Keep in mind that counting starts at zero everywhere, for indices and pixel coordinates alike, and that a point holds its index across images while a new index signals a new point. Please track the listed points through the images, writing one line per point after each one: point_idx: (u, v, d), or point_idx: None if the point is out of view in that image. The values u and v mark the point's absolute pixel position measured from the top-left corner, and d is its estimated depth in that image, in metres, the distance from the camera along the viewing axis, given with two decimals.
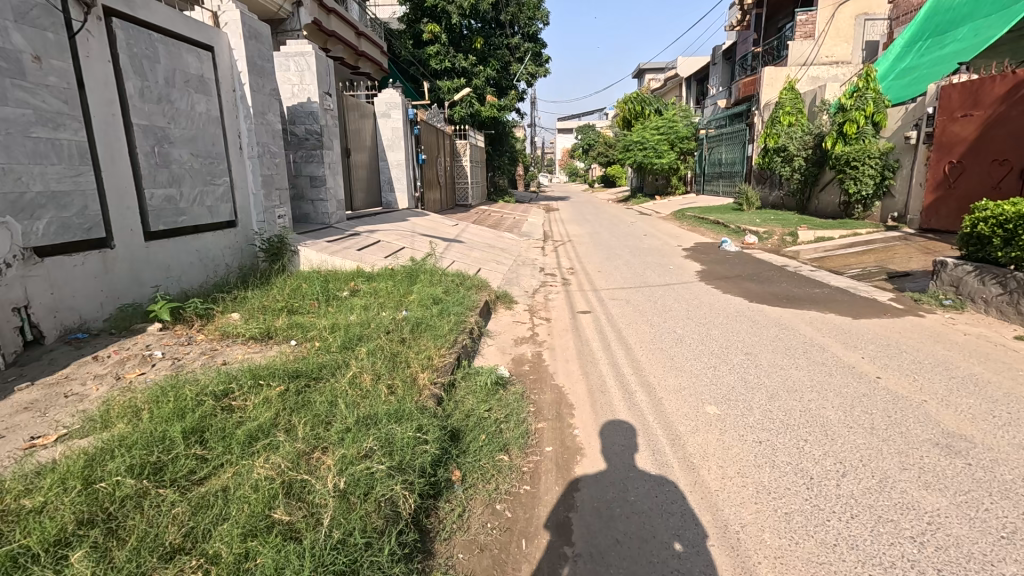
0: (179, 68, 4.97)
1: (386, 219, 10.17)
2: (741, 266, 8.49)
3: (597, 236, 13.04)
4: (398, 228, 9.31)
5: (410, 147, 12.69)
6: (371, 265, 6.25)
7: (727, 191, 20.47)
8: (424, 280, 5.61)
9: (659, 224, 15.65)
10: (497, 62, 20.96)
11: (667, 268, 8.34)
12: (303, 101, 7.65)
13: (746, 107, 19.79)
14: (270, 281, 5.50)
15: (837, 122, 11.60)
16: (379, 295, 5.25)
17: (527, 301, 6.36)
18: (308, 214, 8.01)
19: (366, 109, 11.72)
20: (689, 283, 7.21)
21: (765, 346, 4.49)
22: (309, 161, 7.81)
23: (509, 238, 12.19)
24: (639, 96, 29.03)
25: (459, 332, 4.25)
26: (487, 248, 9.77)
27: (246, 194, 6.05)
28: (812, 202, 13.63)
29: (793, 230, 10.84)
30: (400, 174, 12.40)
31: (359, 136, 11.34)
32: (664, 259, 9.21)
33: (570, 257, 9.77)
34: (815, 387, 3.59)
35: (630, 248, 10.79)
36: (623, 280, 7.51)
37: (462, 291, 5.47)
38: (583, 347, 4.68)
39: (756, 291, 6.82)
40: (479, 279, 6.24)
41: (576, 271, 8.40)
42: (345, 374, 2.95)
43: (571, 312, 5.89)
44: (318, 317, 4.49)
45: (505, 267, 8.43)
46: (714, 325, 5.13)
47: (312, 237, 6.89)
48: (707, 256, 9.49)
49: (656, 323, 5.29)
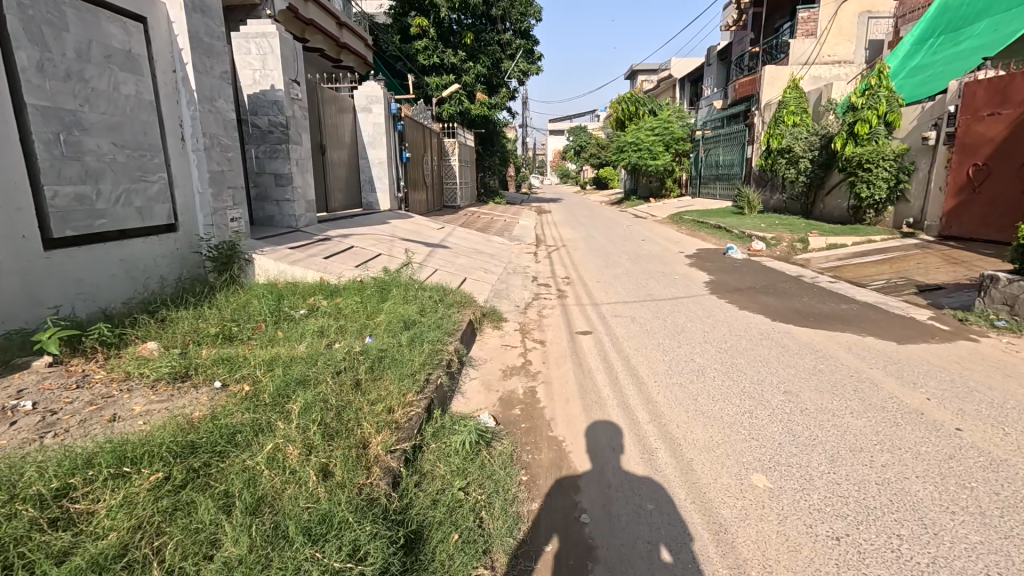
0: (96, 39, 4.08)
1: (364, 221, 9.30)
2: (752, 275, 7.75)
3: (593, 240, 12.23)
4: (376, 232, 8.44)
5: (393, 144, 11.84)
6: (338, 277, 5.40)
7: (725, 194, 19.82)
8: (397, 296, 4.77)
9: (656, 228, 14.91)
10: (487, 59, 20.16)
11: (672, 277, 7.57)
12: (266, 89, 6.77)
13: (745, 107, 19.16)
14: (213, 297, 4.63)
15: (848, 121, 10.94)
16: (341, 316, 4.40)
17: (517, 318, 5.56)
18: (272, 216, 7.13)
19: (345, 102, 10.84)
20: (698, 297, 6.45)
21: (804, 381, 3.72)
22: (273, 157, 6.94)
23: (499, 242, 11.36)
24: (633, 96, 28.38)
25: (434, 367, 3.41)
26: (474, 254, 8.93)
27: (189, 193, 5.17)
28: (818, 206, 12.98)
29: (802, 236, 10.14)
30: (382, 174, 11.53)
31: (336, 131, 10.45)
32: (667, 267, 8.45)
33: (565, 265, 8.99)
34: (885, 445, 2.82)
35: (629, 254, 10.00)
36: (625, 293, 6.72)
37: (441, 309, 4.64)
38: (585, 381, 3.87)
39: (776, 306, 6.06)
40: (462, 293, 5.41)
41: (572, 281, 7.61)
42: (262, 446, 2.11)
43: (569, 333, 5.08)
44: (259, 347, 3.62)
45: (493, 276, 7.61)
46: (737, 352, 4.36)
47: (272, 243, 6.01)
48: (714, 265, 8.73)
49: (668, 348, 4.51)
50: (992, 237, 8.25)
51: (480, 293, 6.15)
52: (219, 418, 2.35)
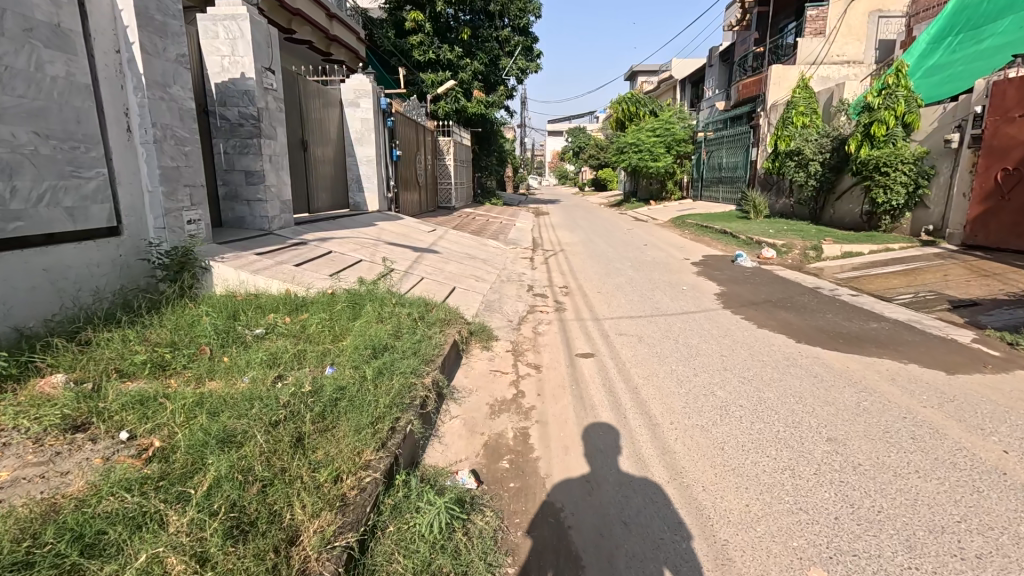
0: (13, 10, 3.44)
1: (347, 223, 8.65)
2: (766, 287, 7.14)
3: (593, 245, 11.62)
4: (359, 235, 7.80)
5: (383, 141, 11.20)
6: (307, 288, 4.76)
7: (728, 197, 19.26)
8: (370, 313, 4.13)
9: (658, 232, 14.31)
10: (484, 56, 19.58)
11: (679, 288, 6.97)
12: (236, 77, 6.12)
13: (750, 108, 18.61)
14: (156, 312, 3.99)
15: (863, 123, 10.38)
16: (304, 338, 3.76)
17: (510, 336, 4.93)
18: (243, 217, 6.48)
19: (331, 96, 10.21)
20: (710, 311, 5.84)
21: (849, 425, 3.11)
22: (243, 152, 6.31)
23: (493, 246, 10.73)
24: (634, 96, 27.82)
25: (404, 409, 2.78)
26: (466, 260, 8.31)
27: (137, 193, 4.52)
28: (828, 212, 12.42)
29: (816, 243, 9.55)
30: (370, 172, 10.89)
31: (320, 127, 9.81)
32: (674, 277, 7.84)
33: (563, 272, 8.38)
34: (973, 523, 2.21)
35: (632, 261, 9.39)
36: (630, 306, 6.10)
37: (420, 328, 4.01)
38: (587, 421, 3.25)
39: (797, 323, 5.46)
40: (448, 308, 4.79)
41: (570, 292, 6.99)
42: (133, 562, 1.49)
43: (567, 356, 4.46)
44: (195, 383, 2.98)
45: (484, 285, 6.98)
46: (763, 383, 3.75)
47: (237, 249, 5.38)
48: (723, 274, 8.12)
49: (683, 376, 3.89)
50: (1022, 247, 7.70)
51: (469, 308, 5.52)
52: (91, 505, 1.72)
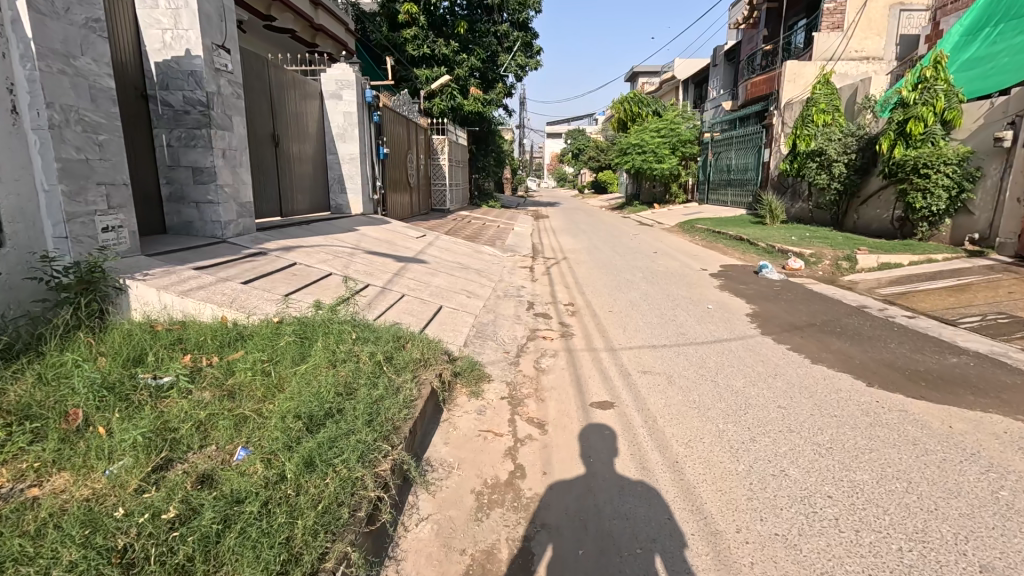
0: None
1: (323, 228, 7.64)
2: (804, 305, 6.15)
3: (599, 253, 10.61)
4: (334, 242, 6.79)
5: (368, 138, 10.20)
6: (249, 316, 3.74)
7: (738, 201, 18.31)
8: (320, 352, 3.12)
9: (667, 239, 13.30)
10: (481, 51, 18.69)
11: (705, 308, 5.98)
12: (180, 55, 5.11)
13: (762, 108, 17.68)
14: (31, 352, 2.97)
15: (896, 120, 9.43)
16: (225, 394, 2.76)
17: (505, 375, 3.93)
18: (191, 223, 5.48)
19: (310, 87, 9.21)
20: (747, 339, 4.85)
21: (1000, 538, 2.13)
22: (190, 146, 5.31)
23: (489, 254, 9.72)
24: (636, 96, 26.88)
25: (334, 537, 1.78)
26: (458, 272, 7.30)
27: (25, 192, 3.49)
28: (852, 217, 11.47)
29: (848, 252, 8.55)
30: (354, 171, 9.88)
31: (297, 121, 8.80)
32: (695, 293, 6.84)
33: (568, 286, 7.38)
34: None
35: (644, 272, 8.39)
36: (650, 331, 5.10)
37: (385, 375, 3.00)
38: (616, 525, 2.26)
39: (858, 354, 4.47)
40: (427, 340, 3.79)
41: (578, 311, 5.99)
42: None
43: (579, 406, 3.46)
44: (27, 485, 1.97)
45: (477, 303, 5.98)
46: (848, 457, 2.76)
47: (172, 263, 4.37)
48: (751, 290, 7.12)
49: (739, 445, 2.89)
50: None
51: (456, 337, 4.52)
52: None
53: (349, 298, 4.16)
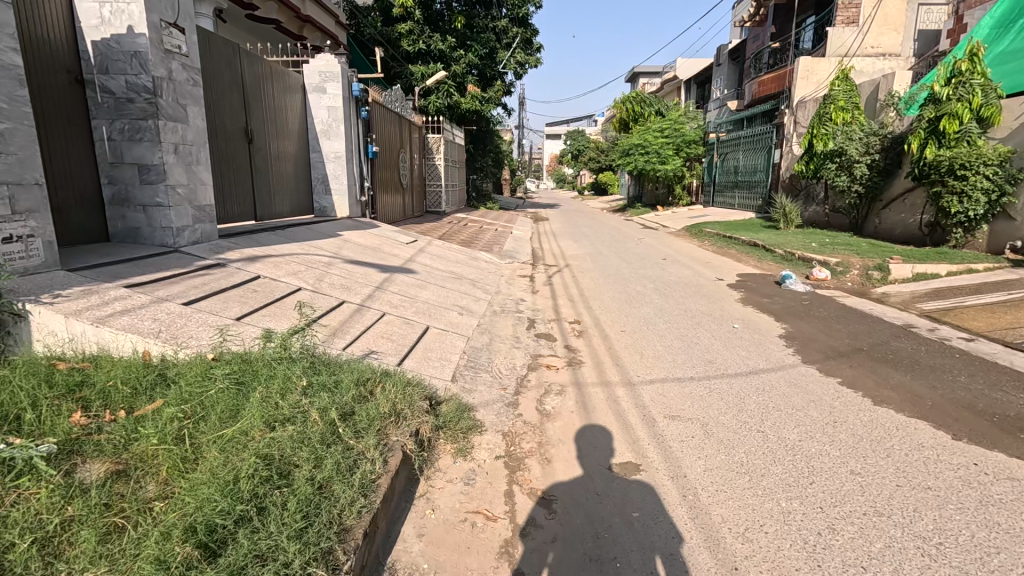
0: None
1: (300, 233, 6.88)
2: (842, 325, 5.40)
3: (604, 260, 9.84)
4: (310, 251, 6.02)
5: (356, 135, 9.44)
6: (178, 350, 2.97)
7: (746, 203, 17.57)
8: (255, 407, 2.35)
9: (675, 244, 12.56)
10: (479, 48, 18.00)
11: (730, 328, 5.23)
12: (121, 33, 4.37)
13: (772, 107, 16.97)
14: None
15: (927, 118, 8.70)
16: (114, 477, 2.01)
17: (501, 423, 3.17)
18: (138, 229, 4.71)
19: (291, 79, 8.44)
20: (787, 370, 4.09)
21: None
22: (134, 140, 4.54)
23: (485, 262, 8.94)
24: (639, 95, 26.17)
25: None
26: (450, 283, 6.55)
27: None
28: (874, 222, 10.75)
29: (879, 261, 7.81)
30: (339, 171, 9.10)
31: (276, 115, 8.04)
32: (715, 309, 6.07)
33: (572, 299, 6.61)
34: None
35: (655, 283, 7.64)
36: (672, 359, 4.35)
37: (339, 441, 2.23)
38: None
39: (925, 390, 3.72)
40: (405, 381, 3.01)
41: (584, 330, 5.23)
42: None
43: (595, 472, 2.69)
44: None
45: (469, 322, 5.21)
46: (972, 563, 2.01)
47: (96, 280, 3.60)
48: (777, 305, 6.35)
49: (818, 542, 2.13)
50: None
51: (442, 371, 3.76)
52: None
53: (309, 325, 3.39)
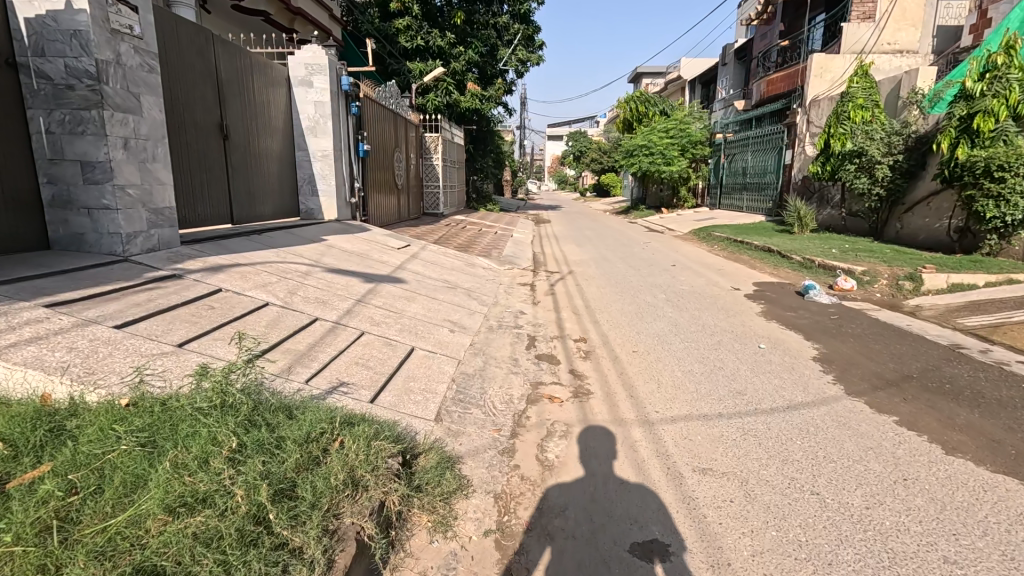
0: None
1: (280, 238, 6.29)
2: (882, 345, 4.77)
3: (609, 266, 9.23)
4: (286, 258, 5.43)
5: (345, 132, 8.84)
6: (87, 393, 2.36)
7: (755, 206, 16.96)
8: (158, 485, 1.74)
9: (683, 248, 11.97)
10: (480, 45, 17.41)
11: (757, 349, 4.62)
12: (58, 9, 3.79)
13: (783, 105, 16.38)
14: None
15: (957, 116, 8.11)
16: None
17: (494, 482, 2.55)
18: (82, 235, 4.12)
19: (275, 72, 7.86)
20: (832, 405, 3.47)
21: None
22: (75, 132, 3.95)
23: (482, 268, 8.33)
24: (643, 95, 25.58)
25: None
26: (442, 294, 5.95)
27: None
28: (896, 227, 10.09)
29: (910, 270, 7.18)
30: (327, 170, 8.50)
31: (258, 110, 7.45)
32: (736, 326, 5.45)
33: (577, 312, 5.99)
34: None
35: (665, 293, 7.03)
36: (695, 389, 3.74)
37: (265, 539, 1.67)
38: None
39: (1003, 432, 3.10)
40: (374, 430, 2.40)
41: (592, 352, 4.61)
42: None
43: (612, 556, 2.09)
44: None
45: (461, 340, 4.60)
46: None
47: (11, 297, 3.01)
48: (804, 320, 5.73)
49: None
50: None
51: (424, 410, 3.16)
52: None
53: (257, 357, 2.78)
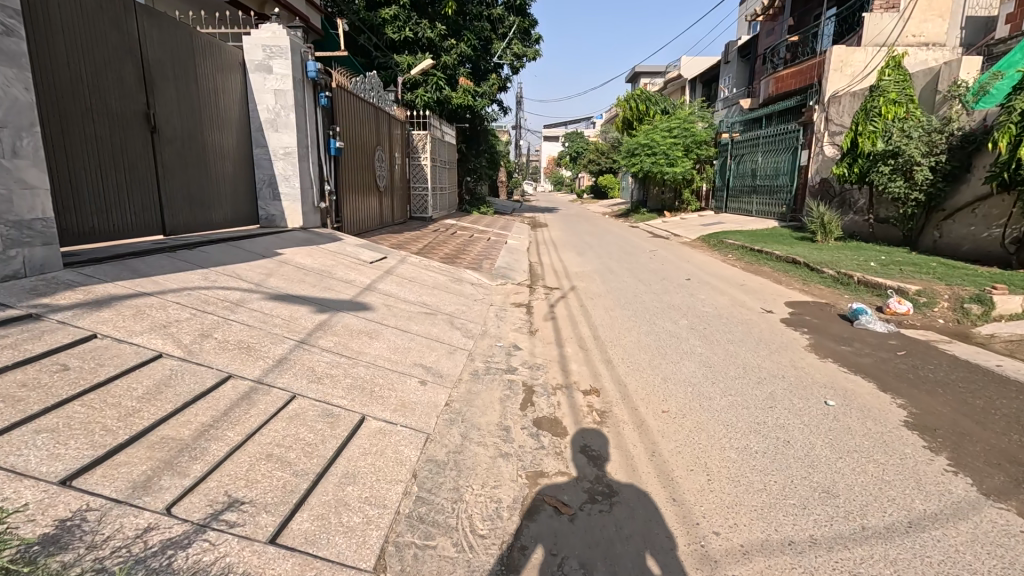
0: None
1: (217, 252, 5.09)
2: (986, 401, 3.64)
3: (616, 280, 8.09)
4: (215, 283, 4.25)
5: (312, 126, 7.64)
6: None
7: (767, 210, 15.89)
8: None
9: (694, 256, 10.87)
10: (472, 37, 16.36)
11: (826, 409, 3.49)
12: None
13: (796, 103, 15.37)
14: None
15: (1018, 110, 6.98)
16: None
17: None
18: None
19: (228, 53, 6.68)
20: (976, 522, 2.33)
21: None
22: None
23: (470, 285, 7.16)
24: (643, 93, 24.52)
25: None
26: (416, 324, 4.79)
27: None
28: (932, 236, 9.15)
29: (975, 290, 6.08)
30: (290, 170, 7.29)
31: (207, 96, 6.28)
32: (786, 368, 4.31)
33: (584, 346, 4.83)
34: None
35: (687, 318, 5.91)
36: (763, 487, 2.61)
37: None
38: None
39: None
40: None
41: (608, 413, 3.46)
42: None
43: None
44: None
45: (435, 398, 3.43)
46: None
47: None
48: (866, 358, 4.60)
49: None
50: None
51: (360, 555, 1.99)
52: None
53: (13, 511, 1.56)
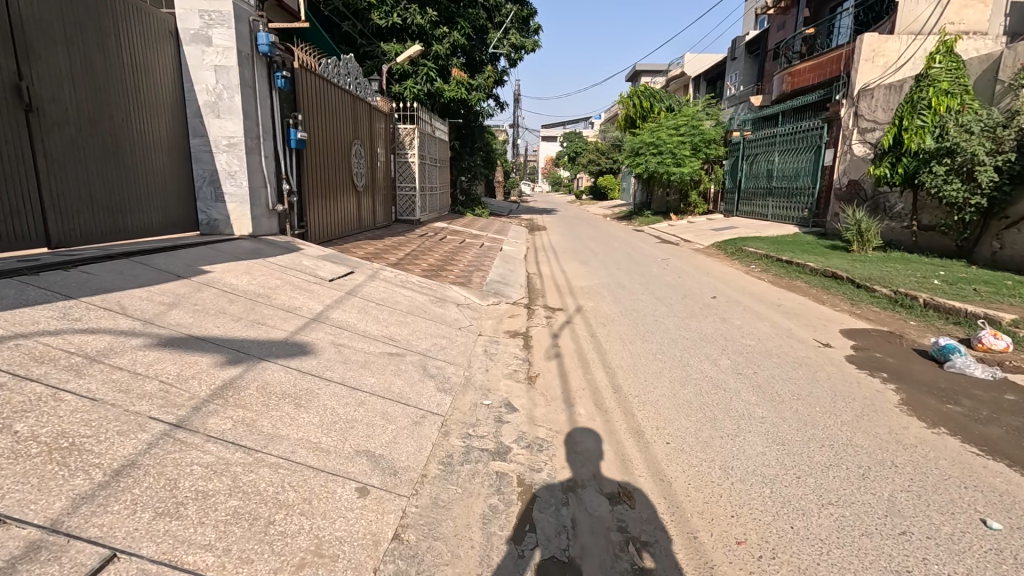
0: None
1: (107, 273, 3.76)
2: None
3: (631, 299, 6.81)
4: (72, 324, 2.92)
5: (263, 112, 6.31)
6: None
7: (784, 214, 14.68)
8: None
9: (714, 267, 9.57)
10: (467, 25, 15.06)
11: (997, 541, 2.22)
12: None
13: (816, 98, 14.13)
14: None
15: None
16: None
17: None
18: None
19: (155, 18, 5.37)
20: None
21: None
22: None
23: (455, 307, 5.85)
24: (648, 90, 23.25)
25: None
26: (371, 375, 3.47)
27: None
28: (991, 247, 7.93)
29: None
30: (235, 166, 5.97)
31: (124, 70, 4.96)
32: (892, 448, 3.04)
33: (603, 406, 3.53)
34: None
35: (730, 357, 4.61)
36: None
37: None
38: None
39: None
40: None
41: (655, 552, 2.17)
42: None
43: None
44: None
45: (376, 529, 2.13)
46: None
47: None
48: (991, 427, 3.35)
49: None
50: None
51: None
52: None
53: None
